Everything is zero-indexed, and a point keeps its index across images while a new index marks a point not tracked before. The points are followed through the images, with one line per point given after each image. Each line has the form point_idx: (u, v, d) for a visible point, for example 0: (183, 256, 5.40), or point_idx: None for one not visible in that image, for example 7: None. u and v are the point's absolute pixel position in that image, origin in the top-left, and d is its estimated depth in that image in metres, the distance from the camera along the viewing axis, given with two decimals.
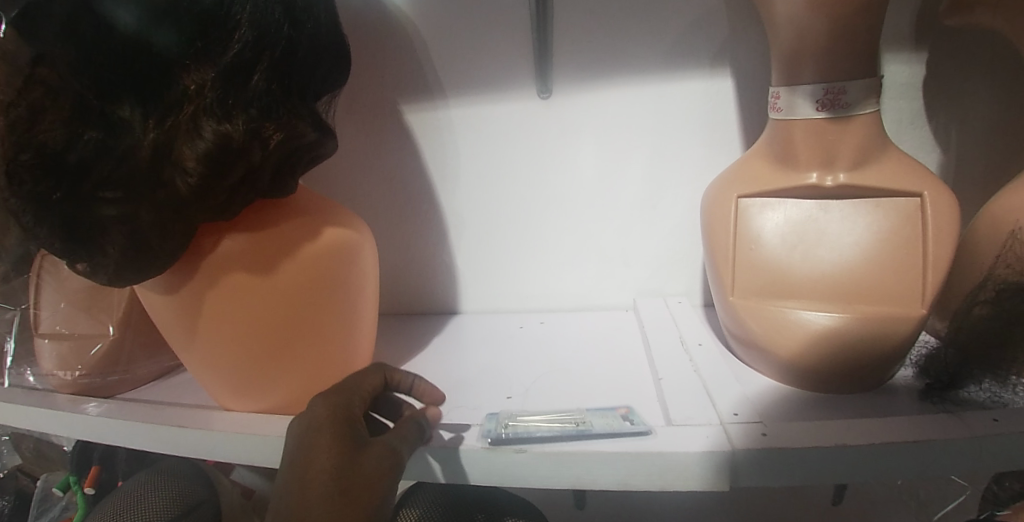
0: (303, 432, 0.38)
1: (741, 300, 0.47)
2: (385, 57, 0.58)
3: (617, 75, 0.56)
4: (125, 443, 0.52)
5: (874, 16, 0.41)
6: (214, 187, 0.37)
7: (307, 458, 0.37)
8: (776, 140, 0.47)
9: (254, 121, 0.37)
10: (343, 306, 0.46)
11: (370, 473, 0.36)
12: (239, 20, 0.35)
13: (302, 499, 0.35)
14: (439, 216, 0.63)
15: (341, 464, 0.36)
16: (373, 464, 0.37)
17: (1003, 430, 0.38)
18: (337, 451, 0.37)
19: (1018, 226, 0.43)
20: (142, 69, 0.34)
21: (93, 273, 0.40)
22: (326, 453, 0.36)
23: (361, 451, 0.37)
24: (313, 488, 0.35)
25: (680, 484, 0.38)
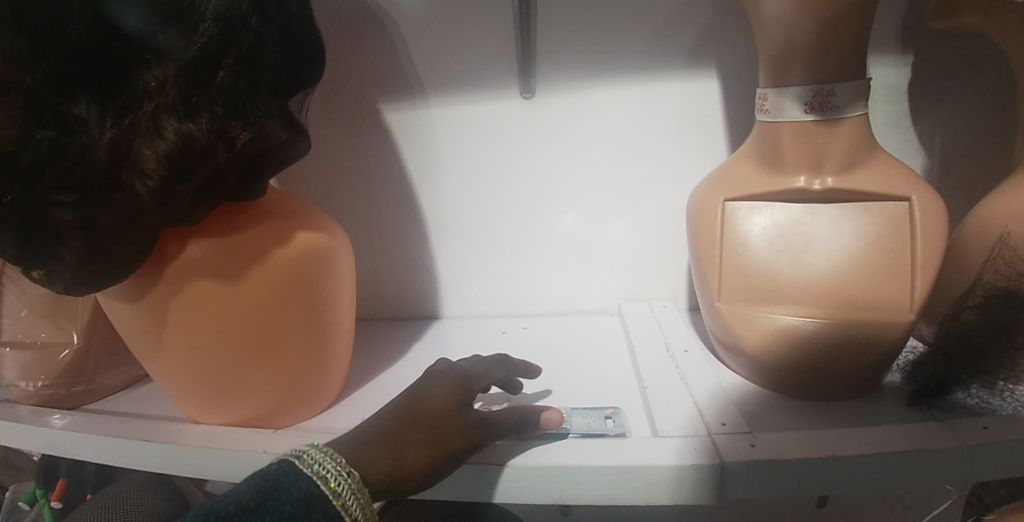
0: (435, 374, 0.41)
1: (728, 305, 0.46)
2: (364, 54, 0.56)
3: (603, 76, 0.55)
4: (90, 457, 0.50)
5: (863, 17, 0.40)
6: (176, 190, 0.35)
7: (419, 394, 0.39)
8: (763, 142, 0.46)
9: (219, 120, 0.35)
10: (317, 314, 0.44)
11: (454, 439, 0.36)
12: (203, 12, 0.32)
13: (392, 422, 0.37)
14: (420, 219, 0.62)
15: (442, 418, 0.37)
16: (462, 430, 0.37)
17: (991, 439, 0.38)
18: (449, 405, 0.38)
19: (1006, 232, 0.43)
20: (97, 64, 0.31)
21: (49, 279, 0.38)
22: (443, 398, 0.38)
23: (464, 412, 0.38)
24: (407, 419, 0.37)
25: (665, 497, 0.37)
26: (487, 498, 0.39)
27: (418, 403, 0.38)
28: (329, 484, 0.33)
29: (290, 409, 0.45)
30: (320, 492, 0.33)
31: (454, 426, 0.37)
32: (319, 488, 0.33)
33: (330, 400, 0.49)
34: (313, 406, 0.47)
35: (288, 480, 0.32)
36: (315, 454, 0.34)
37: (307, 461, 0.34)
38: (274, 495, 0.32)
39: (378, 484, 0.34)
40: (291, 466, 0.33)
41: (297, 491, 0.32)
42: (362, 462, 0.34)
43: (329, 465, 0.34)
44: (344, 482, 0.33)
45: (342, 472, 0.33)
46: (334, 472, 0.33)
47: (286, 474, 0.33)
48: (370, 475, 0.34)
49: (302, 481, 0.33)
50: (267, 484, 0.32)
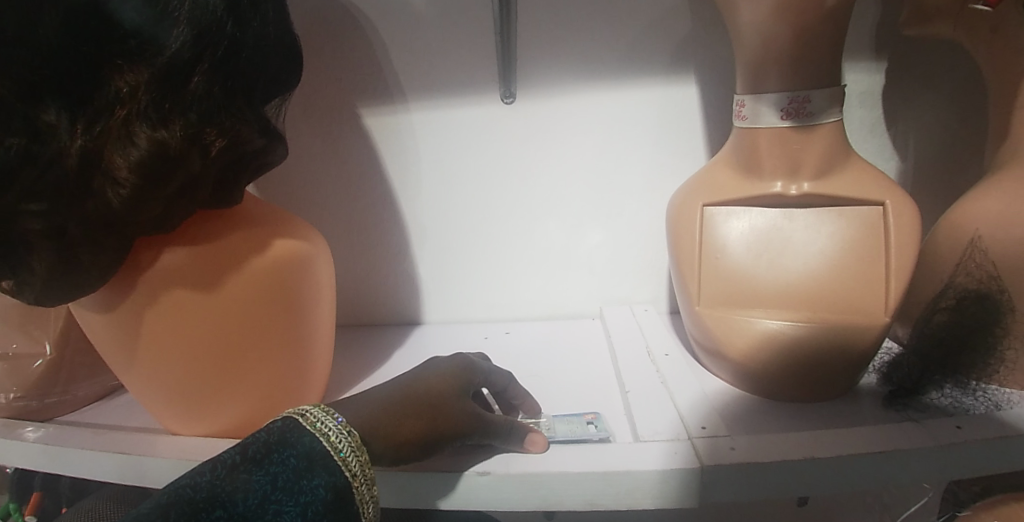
0: (436, 360, 0.44)
1: (707, 309, 0.46)
2: (343, 59, 0.56)
3: (584, 81, 0.55)
4: (62, 471, 0.49)
5: (836, 24, 0.41)
6: (150, 198, 0.34)
7: (421, 377, 0.41)
8: (741, 147, 0.47)
9: (193, 127, 0.34)
10: (296, 323, 0.44)
11: (447, 421, 0.38)
12: (177, 17, 0.32)
13: (393, 394, 0.39)
14: (403, 224, 0.61)
15: (440, 401, 0.39)
16: (455, 415, 0.38)
17: (965, 437, 0.39)
18: (448, 390, 0.40)
19: (977, 234, 0.44)
20: (67, 68, 0.30)
21: (18, 290, 0.37)
22: (443, 381, 0.41)
23: (458, 397, 0.40)
24: (407, 393, 0.39)
25: (647, 502, 0.37)
26: (469, 506, 0.39)
27: (418, 380, 0.40)
28: (329, 439, 0.34)
29: (269, 419, 0.45)
30: (321, 447, 0.33)
31: (451, 405, 0.39)
32: (322, 443, 0.34)
33: (309, 409, 0.48)
34: None
35: (292, 436, 0.33)
36: (317, 412, 0.36)
37: (309, 418, 0.35)
38: (278, 450, 0.33)
39: (374, 444, 0.36)
40: (293, 423, 0.34)
41: (298, 447, 0.33)
42: (360, 421, 0.36)
43: (330, 422, 0.35)
44: (343, 437, 0.35)
45: (341, 428, 0.35)
46: (334, 428, 0.35)
47: (289, 430, 0.34)
48: (368, 433, 0.36)
49: (306, 438, 0.33)
50: (270, 439, 0.33)
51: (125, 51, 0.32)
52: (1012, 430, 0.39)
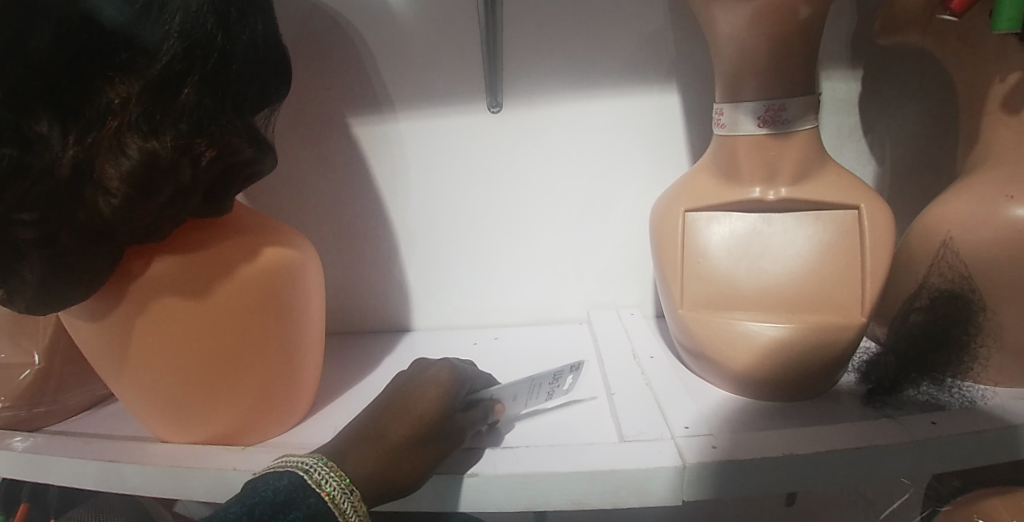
0: (421, 373, 0.42)
1: (690, 311, 0.47)
2: (332, 69, 0.56)
3: (568, 90, 0.56)
4: (51, 480, 0.49)
5: (810, 36, 0.42)
6: (141, 207, 0.35)
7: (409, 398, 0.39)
8: (720, 154, 0.48)
9: (184, 137, 0.35)
10: (286, 329, 0.44)
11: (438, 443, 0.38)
12: (168, 30, 0.33)
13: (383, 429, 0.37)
14: (392, 231, 0.62)
15: (431, 421, 0.38)
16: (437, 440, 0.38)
17: (939, 432, 0.40)
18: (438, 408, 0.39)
19: (949, 236, 0.45)
20: (57, 80, 0.31)
21: (8, 299, 0.37)
22: (432, 400, 0.39)
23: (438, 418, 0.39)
24: (398, 425, 0.37)
25: (632, 500, 0.38)
26: (458, 507, 0.39)
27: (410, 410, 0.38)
28: (334, 500, 0.33)
29: (258, 426, 0.45)
30: (327, 512, 0.33)
31: (432, 433, 0.38)
32: (327, 504, 0.33)
33: (299, 415, 0.48)
34: (282, 423, 0.47)
35: (298, 496, 0.32)
36: (325, 471, 0.34)
37: (318, 480, 0.34)
38: (284, 511, 0.32)
39: (373, 491, 0.35)
40: (301, 483, 0.33)
41: (303, 511, 0.32)
42: (357, 472, 0.35)
43: (337, 482, 0.34)
44: (343, 493, 0.33)
45: (346, 486, 0.34)
46: (339, 488, 0.34)
47: (296, 490, 0.33)
48: (366, 482, 0.35)
49: (311, 498, 0.33)
50: (277, 499, 0.32)
51: (116, 64, 0.32)
52: (986, 424, 0.40)
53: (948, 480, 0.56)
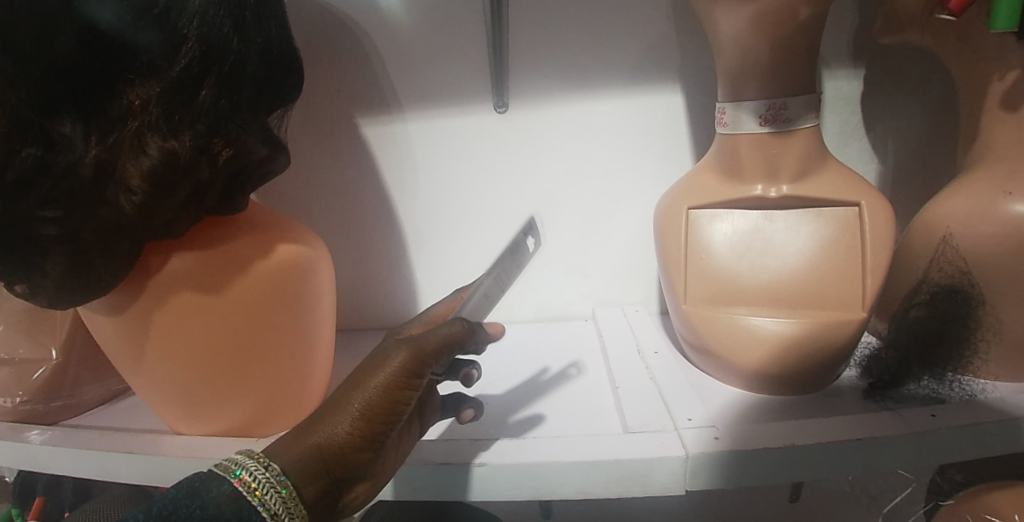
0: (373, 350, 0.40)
1: (693, 307, 0.48)
2: (340, 69, 0.57)
3: (573, 90, 0.57)
4: (69, 472, 0.50)
5: (810, 35, 0.43)
6: (160, 205, 0.36)
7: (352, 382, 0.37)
8: (723, 153, 0.49)
9: (202, 137, 0.36)
10: (298, 325, 0.45)
11: (386, 424, 0.36)
12: (186, 34, 0.34)
13: (322, 423, 0.36)
14: (400, 229, 0.63)
15: (377, 402, 0.36)
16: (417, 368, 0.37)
17: (939, 424, 0.41)
18: (390, 379, 0.36)
19: (949, 233, 0.45)
20: (83, 83, 0.32)
21: (32, 293, 0.39)
22: (381, 377, 0.36)
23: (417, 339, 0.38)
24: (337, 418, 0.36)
25: (637, 490, 0.39)
26: (467, 497, 0.40)
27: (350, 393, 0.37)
28: (245, 482, 0.34)
29: (271, 419, 0.46)
30: (235, 488, 0.34)
31: (406, 368, 0.37)
32: (232, 487, 0.34)
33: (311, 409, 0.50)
34: (294, 416, 0.48)
35: (201, 484, 0.34)
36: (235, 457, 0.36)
37: (227, 466, 0.35)
38: (188, 500, 0.33)
39: (312, 492, 0.35)
40: (207, 472, 0.35)
41: (211, 491, 0.34)
42: (293, 474, 0.35)
43: (248, 461, 0.35)
44: (264, 478, 0.34)
45: (260, 466, 0.35)
46: (252, 466, 0.35)
47: (201, 481, 0.34)
48: (304, 485, 0.35)
49: (217, 486, 0.34)
50: (180, 493, 0.34)
51: (137, 67, 0.34)
52: (986, 417, 0.41)
53: (950, 474, 0.56)
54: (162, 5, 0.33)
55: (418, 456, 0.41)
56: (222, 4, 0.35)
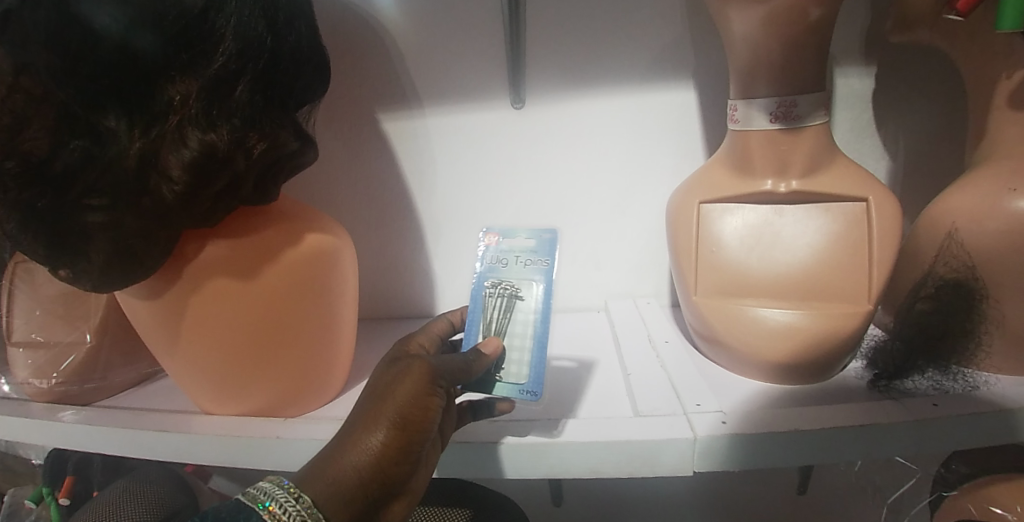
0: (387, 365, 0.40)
1: (704, 298, 0.49)
2: (362, 66, 0.59)
3: (586, 87, 0.59)
4: (104, 450, 0.53)
5: (820, 35, 0.44)
6: (198, 194, 0.39)
7: (371, 399, 0.38)
8: (734, 149, 0.50)
9: (238, 131, 0.38)
10: (324, 311, 0.47)
11: (411, 438, 0.37)
12: (223, 33, 0.36)
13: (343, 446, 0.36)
14: (417, 222, 0.65)
15: (401, 415, 0.36)
16: (433, 381, 0.38)
17: (941, 413, 0.42)
18: (412, 393, 0.37)
19: (954, 227, 0.46)
20: (128, 80, 0.35)
21: (76, 278, 0.41)
22: (405, 393, 0.37)
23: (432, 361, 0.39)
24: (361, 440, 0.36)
25: (648, 470, 0.42)
26: (488, 473, 0.44)
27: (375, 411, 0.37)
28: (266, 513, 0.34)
29: (297, 401, 0.49)
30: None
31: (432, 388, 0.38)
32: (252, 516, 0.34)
33: (334, 392, 0.52)
34: (319, 399, 0.50)
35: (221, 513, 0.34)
36: (263, 486, 0.36)
37: (253, 497, 0.35)
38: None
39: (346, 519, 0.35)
40: (236, 503, 0.35)
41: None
42: (322, 505, 0.34)
43: (281, 491, 0.35)
44: (295, 512, 0.34)
45: (291, 498, 0.34)
46: (284, 497, 0.34)
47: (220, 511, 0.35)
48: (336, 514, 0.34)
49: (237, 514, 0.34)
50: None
51: (178, 64, 0.35)
52: (985, 407, 0.43)
53: (956, 467, 0.57)
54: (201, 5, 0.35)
55: None
56: (256, 4, 0.37)
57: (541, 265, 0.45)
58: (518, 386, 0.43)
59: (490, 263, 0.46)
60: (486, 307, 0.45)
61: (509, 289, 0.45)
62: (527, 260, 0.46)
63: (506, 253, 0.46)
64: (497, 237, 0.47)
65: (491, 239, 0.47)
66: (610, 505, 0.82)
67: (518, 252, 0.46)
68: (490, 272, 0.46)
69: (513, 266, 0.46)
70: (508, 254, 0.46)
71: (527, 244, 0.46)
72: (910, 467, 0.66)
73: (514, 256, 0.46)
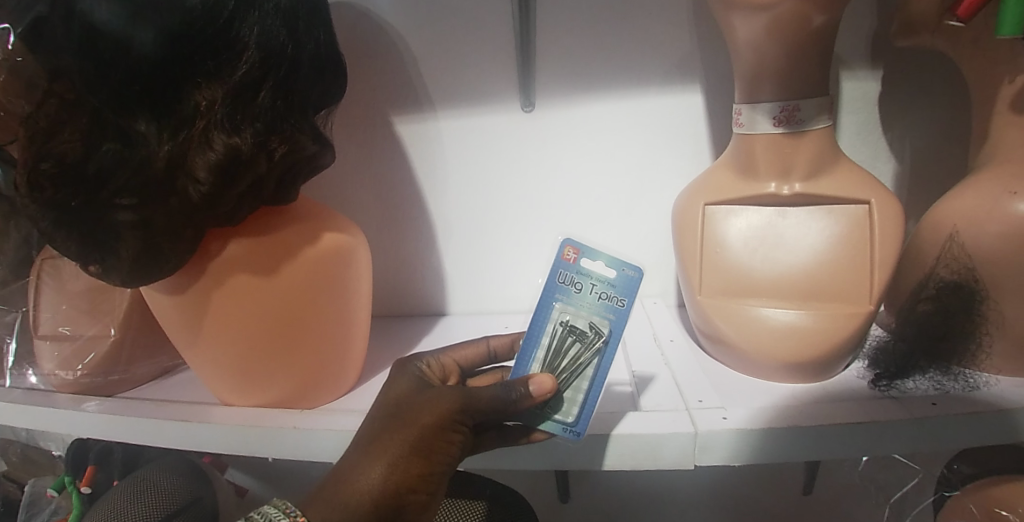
0: (409, 387, 0.41)
1: (708, 299, 0.50)
2: (376, 70, 0.61)
3: (594, 90, 0.60)
4: (127, 439, 0.55)
5: (823, 41, 0.45)
6: (222, 195, 0.40)
7: (390, 425, 0.38)
8: (738, 152, 0.51)
9: (261, 135, 0.40)
10: (339, 307, 0.49)
11: (426, 465, 0.38)
12: (247, 42, 0.38)
13: (357, 470, 0.37)
14: (429, 221, 0.67)
15: (420, 442, 0.37)
16: (461, 412, 0.39)
17: (939, 412, 0.43)
18: (434, 422, 0.38)
19: (955, 230, 0.47)
20: (157, 86, 0.37)
21: (105, 273, 0.43)
22: (427, 420, 0.38)
23: (465, 391, 0.39)
24: (377, 465, 0.37)
25: (650, 464, 0.44)
26: (497, 465, 0.46)
27: (392, 436, 0.38)
28: None
29: (313, 393, 0.50)
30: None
31: (458, 417, 0.39)
32: None
33: (348, 386, 0.54)
34: (333, 391, 0.52)
35: None
36: (267, 512, 0.37)
37: (254, 521, 0.36)
38: None
39: None
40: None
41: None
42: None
43: (282, 516, 0.36)
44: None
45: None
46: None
47: None
48: None
49: None
50: None
51: (204, 71, 0.37)
52: (984, 407, 0.44)
53: (958, 467, 0.58)
54: (227, 16, 0.36)
55: None
56: (278, 14, 0.39)
57: (615, 304, 0.43)
58: (563, 424, 0.42)
59: (560, 282, 0.43)
60: (550, 331, 0.43)
61: (578, 319, 0.43)
62: (602, 291, 0.43)
63: (584, 275, 0.43)
64: (578, 254, 0.43)
65: (572, 255, 0.43)
66: (617, 503, 0.84)
67: (595, 279, 0.43)
68: (561, 294, 0.43)
69: (587, 292, 0.43)
70: (584, 278, 0.43)
71: (608, 272, 0.44)
72: (912, 467, 0.66)
73: (591, 280, 0.43)
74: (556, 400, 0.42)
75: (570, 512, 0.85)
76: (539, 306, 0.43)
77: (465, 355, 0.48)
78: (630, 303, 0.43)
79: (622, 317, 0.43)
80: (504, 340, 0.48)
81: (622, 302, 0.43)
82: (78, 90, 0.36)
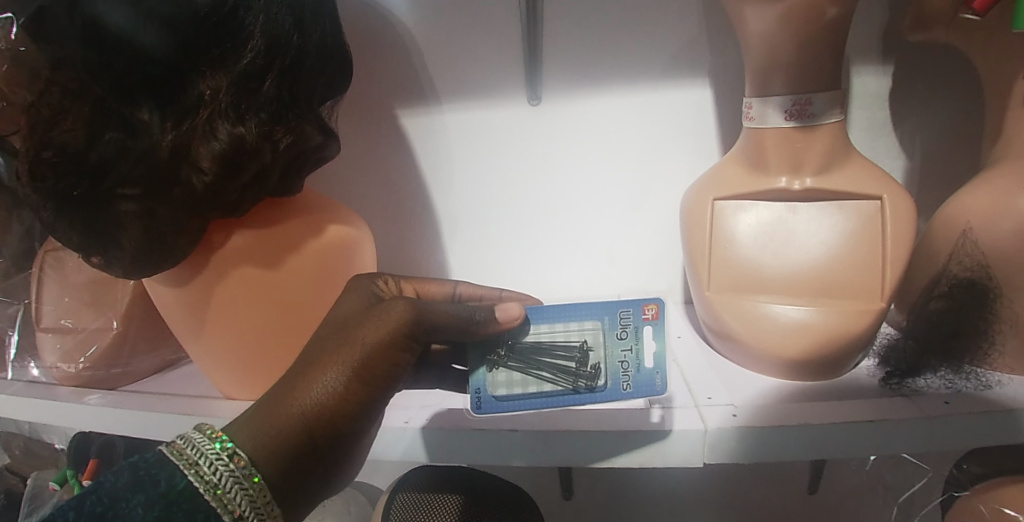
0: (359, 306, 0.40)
1: (716, 295, 0.49)
2: (382, 62, 0.60)
3: (602, 83, 0.59)
4: (126, 432, 0.54)
5: (835, 34, 0.45)
6: (227, 186, 0.40)
7: (332, 342, 0.37)
8: (749, 146, 0.51)
9: (266, 125, 0.39)
10: None
11: (366, 389, 0.37)
12: (252, 30, 0.37)
13: (294, 393, 0.36)
14: (432, 214, 0.66)
15: (362, 360, 0.37)
16: (411, 325, 0.38)
17: (952, 411, 0.43)
18: (380, 339, 0.37)
19: (969, 226, 0.47)
20: (160, 74, 0.36)
21: (108, 265, 0.43)
22: (371, 338, 0.37)
23: (423, 305, 0.39)
24: (316, 386, 0.36)
25: (659, 461, 0.43)
26: (501, 463, 0.45)
27: (332, 356, 0.37)
28: (199, 473, 0.33)
29: None
30: (193, 486, 0.33)
31: (405, 336, 0.38)
32: (183, 478, 0.33)
33: None
34: None
35: (154, 471, 0.34)
36: (192, 440, 0.35)
37: (180, 451, 0.34)
38: (131, 494, 0.33)
39: (285, 473, 0.35)
40: (162, 456, 0.34)
41: (161, 484, 0.33)
42: (260, 459, 0.34)
43: (212, 447, 0.34)
44: (225, 473, 0.33)
45: (224, 456, 0.34)
46: (215, 456, 0.34)
47: (156, 464, 0.34)
48: (273, 466, 0.34)
49: (165, 473, 0.33)
50: (132, 474, 0.34)
51: (209, 60, 0.37)
52: (998, 406, 0.43)
53: (968, 467, 0.57)
54: (232, 4, 0.36)
55: (455, 423, 0.45)
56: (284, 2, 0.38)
57: (621, 380, 0.42)
58: (485, 388, 0.43)
59: (619, 318, 0.43)
60: (572, 330, 0.42)
61: (596, 356, 0.42)
62: (627, 364, 0.42)
63: (635, 335, 0.43)
64: (653, 318, 0.43)
65: (648, 315, 0.43)
66: (623, 502, 0.83)
67: (637, 349, 0.43)
68: (607, 322, 0.43)
69: (621, 346, 0.43)
70: (635, 338, 0.43)
71: (649, 356, 0.43)
72: (921, 467, 0.66)
73: (635, 343, 0.43)
74: (503, 377, 0.43)
75: (573, 509, 0.84)
76: (592, 307, 0.43)
77: (429, 292, 0.45)
78: (631, 395, 0.42)
79: (613, 393, 0.42)
80: (473, 290, 0.46)
81: (627, 387, 0.42)
82: (81, 78, 0.36)
